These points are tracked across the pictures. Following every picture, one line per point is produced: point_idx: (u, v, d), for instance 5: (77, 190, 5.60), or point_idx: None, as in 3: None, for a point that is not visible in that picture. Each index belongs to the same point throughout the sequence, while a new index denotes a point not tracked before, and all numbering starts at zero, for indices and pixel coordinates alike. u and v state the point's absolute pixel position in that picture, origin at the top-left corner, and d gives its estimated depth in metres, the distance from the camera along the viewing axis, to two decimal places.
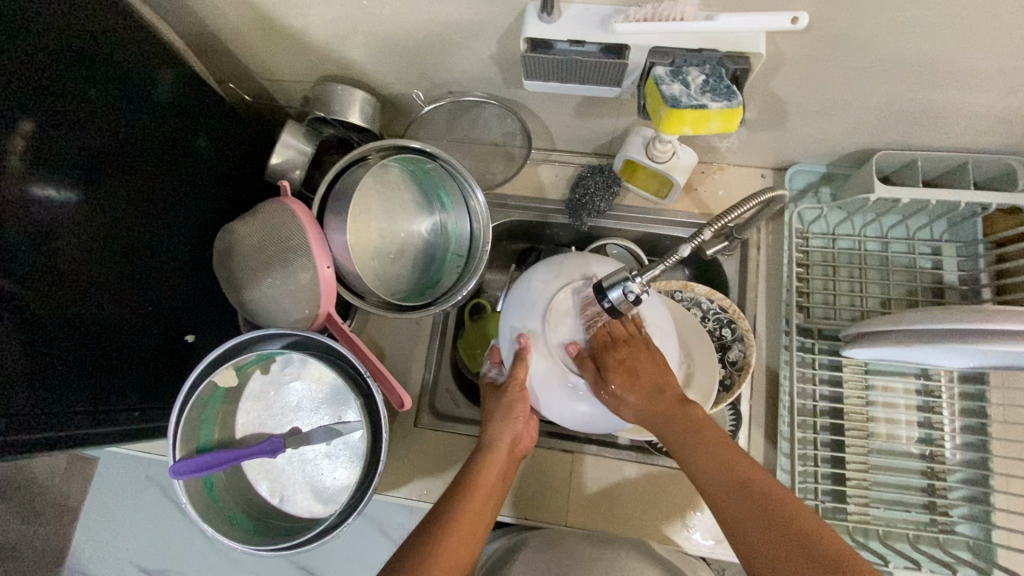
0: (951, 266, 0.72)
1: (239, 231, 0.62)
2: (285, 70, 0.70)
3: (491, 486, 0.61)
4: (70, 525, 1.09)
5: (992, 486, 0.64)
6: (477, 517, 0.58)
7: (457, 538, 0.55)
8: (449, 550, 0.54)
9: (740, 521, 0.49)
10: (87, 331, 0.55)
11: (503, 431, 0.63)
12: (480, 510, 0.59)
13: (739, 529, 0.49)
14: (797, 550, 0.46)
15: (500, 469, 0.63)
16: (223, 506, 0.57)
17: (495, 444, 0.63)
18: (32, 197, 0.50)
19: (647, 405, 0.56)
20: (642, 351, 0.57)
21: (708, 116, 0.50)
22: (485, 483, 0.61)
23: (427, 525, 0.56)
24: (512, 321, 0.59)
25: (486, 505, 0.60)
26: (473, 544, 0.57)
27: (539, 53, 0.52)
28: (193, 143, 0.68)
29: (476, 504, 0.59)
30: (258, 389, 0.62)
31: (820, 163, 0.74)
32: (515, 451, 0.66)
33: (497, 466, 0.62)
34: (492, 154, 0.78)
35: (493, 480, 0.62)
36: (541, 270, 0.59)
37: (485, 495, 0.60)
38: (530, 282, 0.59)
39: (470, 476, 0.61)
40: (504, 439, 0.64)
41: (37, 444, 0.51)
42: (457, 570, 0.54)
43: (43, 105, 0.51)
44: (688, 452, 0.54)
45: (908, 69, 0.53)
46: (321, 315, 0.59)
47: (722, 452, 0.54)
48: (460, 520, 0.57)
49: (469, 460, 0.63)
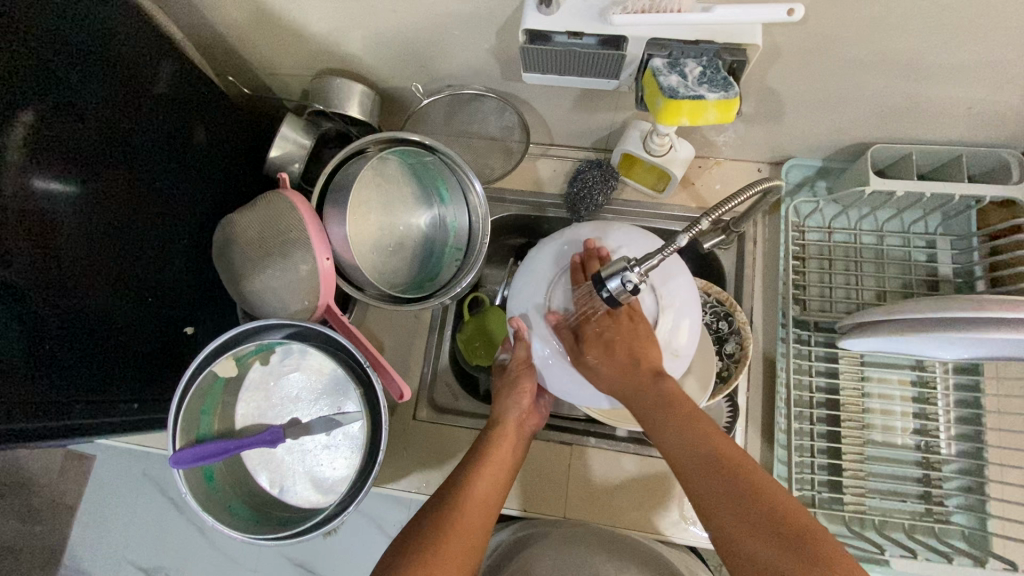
0: (945, 258, 0.72)
1: (239, 222, 0.62)
2: (285, 64, 0.71)
3: (504, 455, 0.64)
4: (65, 524, 1.08)
5: (986, 476, 0.65)
6: (490, 484, 0.61)
7: (472, 506, 0.58)
8: (463, 517, 0.56)
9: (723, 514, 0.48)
10: (87, 322, 0.55)
11: (511, 405, 0.67)
12: (495, 479, 0.62)
13: (715, 515, 0.48)
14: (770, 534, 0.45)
15: (513, 441, 0.66)
16: (222, 497, 0.57)
17: (505, 416, 0.66)
18: (32, 188, 0.50)
19: (621, 375, 0.57)
20: (624, 326, 0.59)
21: (705, 107, 0.50)
22: (498, 452, 0.63)
23: (438, 499, 0.58)
24: (518, 305, 0.62)
25: (500, 474, 0.62)
26: (489, 510, 0.59)
27: (538, 45, 0.52)
28: (192, 136, 0.68)
29: (489, 473, 0.61)
30: (257, 380, 0.62)
31: (815, 156, 0.74)
32: (524, 425, 0.68)
33: (510, 437, 0.66)
34: (490, 149, 0.78)
35: (505, 453, 0.64)
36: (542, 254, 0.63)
37: (498, 465, 0.63)
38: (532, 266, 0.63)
39: (481, 448, 0.64)
40: (514, 412, 0.67)
41: (35, 433, 0.51)
42: (472, 539, 0.56)
43: (43, 97, 0.51)
44: (665, 425, 0.54)
45: (903, 62, 0.54)
46: (320, 307, 0.60)
47: (702, 430, 0.53)
48: (475, 488, 0.59)
49: (481, 433, 0.66)
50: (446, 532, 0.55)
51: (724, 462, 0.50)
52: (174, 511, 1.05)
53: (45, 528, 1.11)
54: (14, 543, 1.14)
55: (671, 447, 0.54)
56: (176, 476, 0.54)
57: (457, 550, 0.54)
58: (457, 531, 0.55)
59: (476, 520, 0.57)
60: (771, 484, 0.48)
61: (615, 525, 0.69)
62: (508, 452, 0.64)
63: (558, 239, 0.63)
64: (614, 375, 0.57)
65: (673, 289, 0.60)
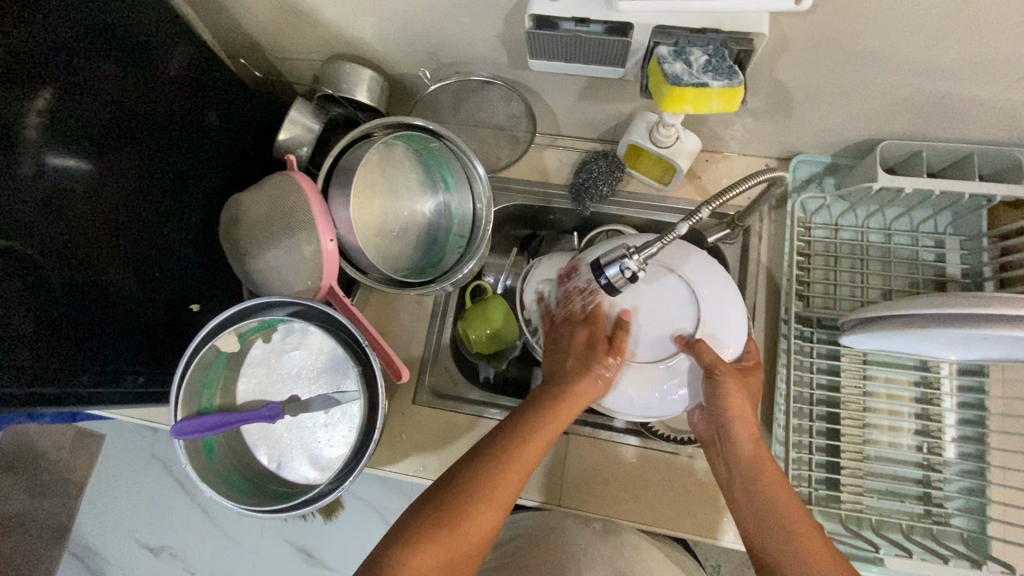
0: (953, 258, 0.72)
1: (248, 201, 0.63)
2: (296, 49, 0.72)
3: (540, 441, 0.57)
4: (75, 500, 1.13)
5: (988, 478, 0.64)
6: (525, 463, 0.56)
7: (487, 496, 0.54)
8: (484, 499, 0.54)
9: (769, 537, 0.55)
10: (97, 293, 0.57)
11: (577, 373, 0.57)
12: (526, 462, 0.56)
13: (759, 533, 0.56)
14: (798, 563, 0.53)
15: (563, 415, 0.58)
16: (221, 469, 0.58)
17: (557, 404, 0.58)
18: (47, 166, 0.52)
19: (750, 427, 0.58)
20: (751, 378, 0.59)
21: (709, 95, 0.49)
22: (535, 438, 0.57)
23: (459, 473, 0.56)
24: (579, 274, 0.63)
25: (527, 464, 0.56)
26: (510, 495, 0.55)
27: (545, 31, 0.52)
28: (204, 119, 0.69)
29: (525, 455, 0.56)
30: (259, 356, 0.63)
31: (823, 153, 0.74)
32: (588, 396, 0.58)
33: (558, 412, 0.58)
34: (497, 138, 0.78)
35: (545, 432, 0.57)
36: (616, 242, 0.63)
37: (538, 441, 0.57)
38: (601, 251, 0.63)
39: (519, 431, 0.57)
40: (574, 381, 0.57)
41: (42, 399, 0.52)
42: (482, 523, 0.53)
43: (60, 77, 0.52)
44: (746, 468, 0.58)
45: (915, 56, 0.53)
46: (323, 288, 0.60)
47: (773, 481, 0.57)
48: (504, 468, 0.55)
49: (525, 408, 0.59)
50: (453, 524, 0.52)
51: (766, 478, 0.57)
52: (180, 490, 1.09)
53: (52, 504, 1.14)
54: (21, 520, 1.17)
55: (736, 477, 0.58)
56: (176, 447, 0.55)
57: (474, 531, 0.53)
58: (467, 522, 0.53)
59: (490, 510, 0.54)
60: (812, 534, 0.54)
61: (610, 514, 0.70)
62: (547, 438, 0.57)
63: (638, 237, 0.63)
64: (734, 419, 0.57)
65: (704, 282, 0.59)
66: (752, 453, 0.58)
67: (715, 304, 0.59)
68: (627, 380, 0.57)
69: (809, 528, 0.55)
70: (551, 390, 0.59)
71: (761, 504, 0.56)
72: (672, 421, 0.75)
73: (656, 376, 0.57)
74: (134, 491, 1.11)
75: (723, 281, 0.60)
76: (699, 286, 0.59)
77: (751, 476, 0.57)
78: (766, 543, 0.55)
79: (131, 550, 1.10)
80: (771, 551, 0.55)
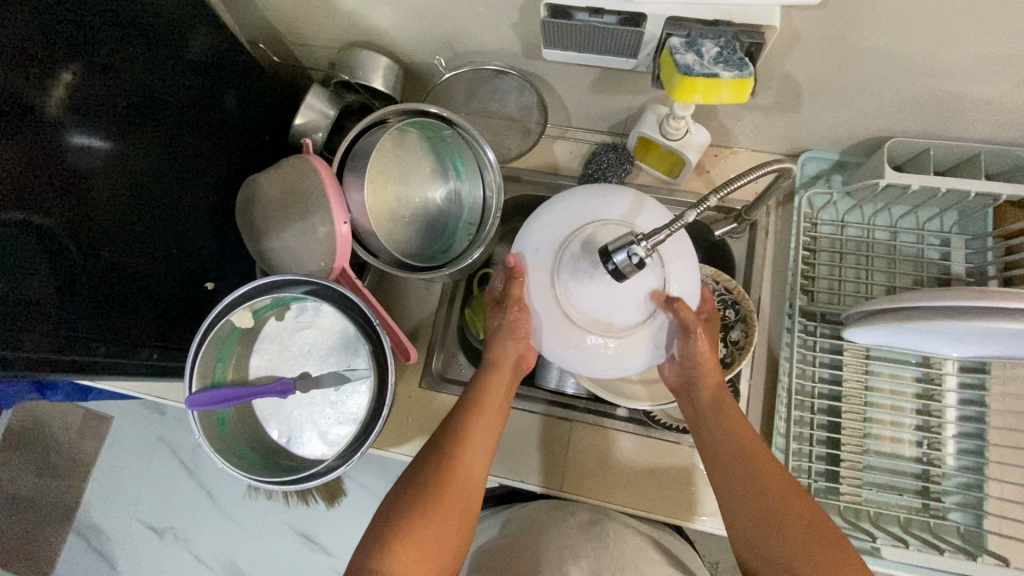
0: (958, 257, 0.72)
1: (264, 181, 0.65)
2: (314, 35, 0.73)
3: (490, 422, 0.63)
4: (81, 481, 1.15)
5: (987, 474, 0.65)
6: (486, 432, 0.62)
7: (464, 478, 0.59)
8: (461, 472, 0.58)
9: (735, 485, 0.58)
10: (115, 267, 0.58)
11: (509, 351, 0.65)
12: (486, 431, 0.62)
13: (725, 482, 0.59)
14: (768, 512, 0.55)
15: (508, 380, 0.66)
16: (233, 441, 0.59)
17: (495, 383, 0.65)
18: (69, 144, 0.53)
19: (712, 383, 0.62)
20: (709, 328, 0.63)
21: (719, 86, 0.50)
22: (485, 420, 0.62)
23: (431, 453, 0.60)
24: (527, 243, 0.57)
25: (488, 446, 0.62)
26: (483, 458, 0.61)
27: (559, 21, 0.53)
28: (222, 101, 0.70)
29: (482, 427, 0.62)
30: (272, 334, 0.64)
31: (832, 150, 0.75)
32: (522, 365, 0.67)
33: (504, 384, 0.65)
34: (508, 128, 0.79)
35: (501, 397, 0.65)
36: (565, 205, 0.56)
37: (489, 413, 0.63)
38: (549, 213, 0.56)
39: (473, 415, 0.62)
40: (506, 355, 0.65)
41: (63, 365, 0.54)
42: (464, 495, 0.58)
43: (87, 57, 0.53)
44: (710, 420, 0.62)
45: (923, 55, 0.54)
46: (335, 269, 0.62)
47: (739, 430, 0.60)
48: (472, 438, 0.61)
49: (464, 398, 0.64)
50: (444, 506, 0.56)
51: (728, 422, 0.61)
52: (185, 473, 1.12)
53: (59, 485, 1.16)
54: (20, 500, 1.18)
55: (703, 428, 0.62)
56: (191, 417, 0.56)
57: (459, 501, 0.57)
58: (450, 504, 0.56)
59: (469, 491, 0.58)
60: (781, 484, 0.56)
61: (610, 501, 0.71)
62: (495, 421, 0.64)
63: (588, 195, 0.56)
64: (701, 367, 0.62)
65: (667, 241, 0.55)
66: (717, 400, 0.62)
67: (677, 261, 0.55)
68: (599, 351, 0.53)
69: (777, 470, 0.57)
70: (495, 375, 0.65)
71: (728, 451, 0.59)
72: (675, 410, 0.74)
73: (638, 341, 0.54)
74: (136, 474, 1.14)
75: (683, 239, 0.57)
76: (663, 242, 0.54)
77: (716, 424, 0.61)
78: (733, 492, 0.58)
79: (134, 531, 1.13)
80: (739, 501, 0.57)
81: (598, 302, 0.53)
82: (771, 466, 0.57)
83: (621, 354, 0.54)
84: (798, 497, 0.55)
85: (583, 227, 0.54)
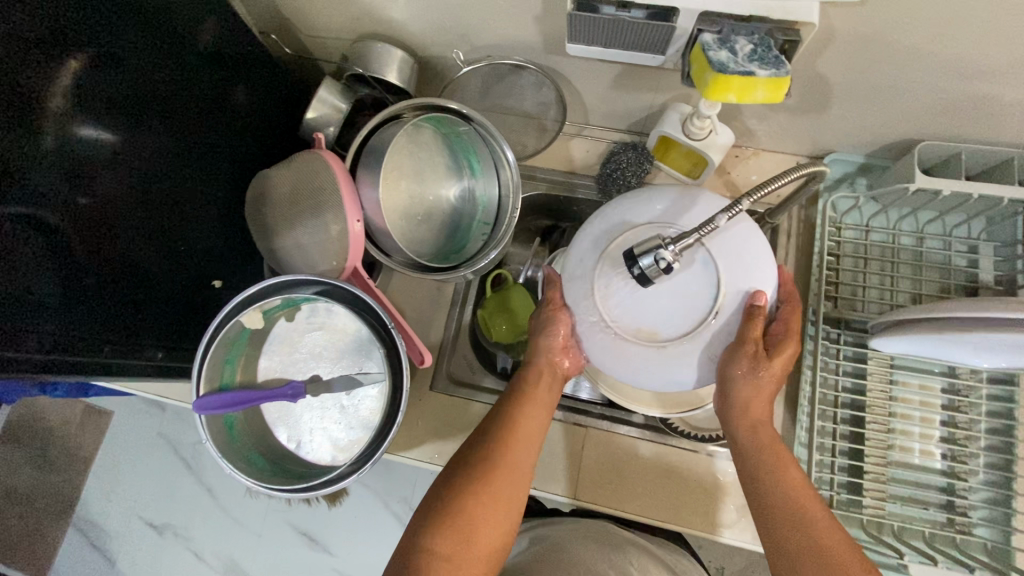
0: (986, 265, 0.70)
1: (275, 177, 0.63)
2: (326, 26, 0.70)
3: (529, 431, 0.59)
4: (78, 476, 1.13)
5: (1015, 489, 0.63)
6: (524, 441, 0.59)
7: (503, 484, 0.56)
8: (494, 485, 0.55)
9: (777, 521, 0.54)
10: (120, 263, 0.56)
11: (546, 351, 0.60)
12: (524, 441, 0.59)
13: (767, 516, 0.54)
14: (810, 554, 0.51)
15: (547, 385, 0.62)
16: (241, 446, 0.58)
17: (535, 389, 0.61)
18: (75, 136, 0.50)
19: (764, 400, 0.57)
20: (784, 350, 0.55)
21: (754, 85, 0.48)
22: (522, 433, 0.59)
23: (465, 459, 0.57)
24: (577, 250, 0.56)
25: (527, 455, 0.58)
26: (521, 469, 0.57)
27: (585, 14, 0.51)
28: (231, 92, 0.68)
29: (519, 439, 0.58)
30: (281, 335, 0.62)
31: (857, 152, 0.73)
32: (562, 369, 0.62)
33: (543, 386, 0.62)
34: (525, 126, 0.78)
35: (544, 403, 0.61)
36: (621, 209, 0.55)
37: (528, 420, 0.60)
38: (604, 219, 0.55)
39: (510, 424, 0.59)
40: (545, 358, 0.61)
41: (66, 367, 0.51)
42: (497, 508, 0.55)
43: (93, 45, 0.51)
44: (751, 448, 0.57)
45: (962, 56, 0.52)
46: (347, 269, 0.60)
47: (783, 462, 0.56)
48: (507, 449, 0.57)
49: (505, 404, 0.61)
50: (478, 510, 0.54)
51: (772, 453, 0.56)
52: (185, 469, 1.10)
53: (57, 479, 1.14)
54: (14, 494, 1.16)
55: (746, 456, 0.57)
56: (198, 421, 0.55)
57: (490, 513, 0.54)
58: (480, 515, 0.54)
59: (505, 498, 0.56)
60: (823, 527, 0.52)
61: (626, 511, 0.69)
62: (536, 429, 0.60)
63: (648, 201, 0.54)
64: (752, 393, 0.56)
65: (736, 255, 0.52)
66: (761, 422, 0.57)
67: (745, 274, 0.52)
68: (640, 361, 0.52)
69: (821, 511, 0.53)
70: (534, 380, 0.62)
71: (769, 481, 0.55)
72: (692, 417, 0.73)
73: (684, 355, 0.51)
74: (133, 471, 1.12)
75: (761, 254, 0.52)
76: (722, 255, 0.51)
77: (761, 452, 0.57)
78: (770, 526, 0.54)
79: (132, 527, 1.11)
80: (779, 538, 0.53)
81: (642, 309, 0.52)
82: (813, 507, 0.53)
83: (664, 368, 0.52)
84: (843, 542, 0.51)
85: (632, 234, 0.53)
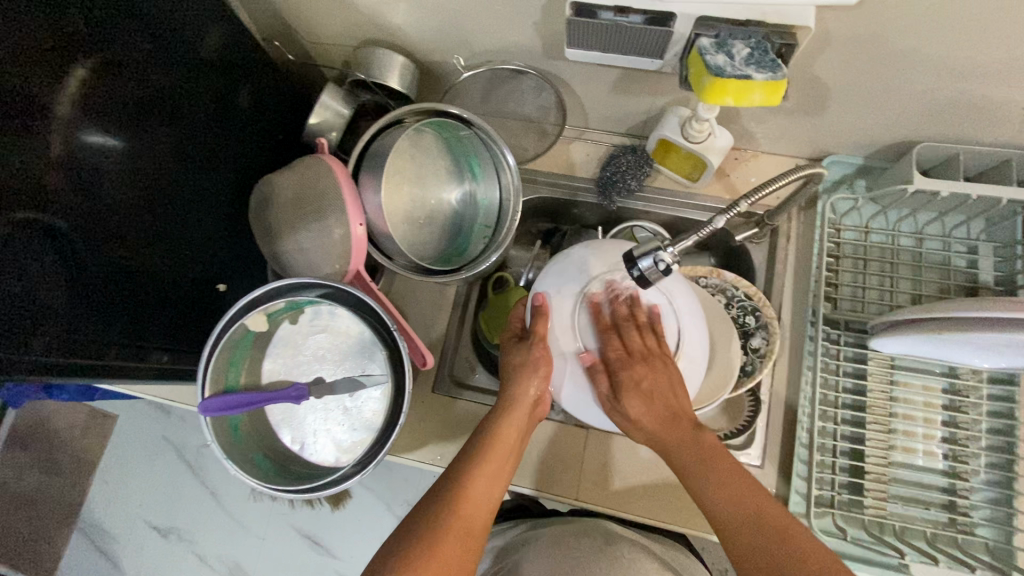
0: (986, 266, 0.70)
1: (278, 181, 0.64)
2: (329, 33, 0.71)
3: (496, 468, 0.58)
4: (84, 479, 1.14)
5: (1017, 489, 0.63)
6: (490, 477, 0.57)
7: (471, 517, 0.54)
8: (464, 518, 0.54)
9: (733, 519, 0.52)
10: (125, 266, 0.57)
11: (521, 392, 0.59)
12: (492, 480, 0.57)
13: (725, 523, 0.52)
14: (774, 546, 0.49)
15: (520, 421, 0.61)
16: (244, 448, 0.58)
17: (505, 425, 0.60)
18: (81, 142, 0.51)
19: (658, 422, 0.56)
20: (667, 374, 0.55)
21: (751, 88, 0.48)
22: (490, 470, 0.57)
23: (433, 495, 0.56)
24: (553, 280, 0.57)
25: (495, 490, 0.57)
26: (488, 507, 0.56)
27: (583, 19, 0.52)
28: (235, 97, 0.69)
29: (486, 475, 0.57)
30: (284, 338, 0.63)
31: (856, 154, 0.73)
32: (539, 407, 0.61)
33: (515, 423, 0.60)
34: (525, 130, 0.79)
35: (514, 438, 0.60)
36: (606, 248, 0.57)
37: (496, 457, 0.58)
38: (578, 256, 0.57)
39: (479, 460, 0.57)
40: (520, 397, 0.60)
41: (73, 369, 0.52)
42: (465, 541, 0.53)
43: (99, 53, 0.52)
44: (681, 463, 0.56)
45: (958, 58, 0.52)
46: (349, 272, 0.61)
47: (721, 464, 0.54)
48: (475, 487, 0.56)
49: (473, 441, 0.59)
50: (448, 539, 0.52)
51: (714, 458, 0.55)
52: (190, 472, 1.11)
53: (62, 482, 1.15)
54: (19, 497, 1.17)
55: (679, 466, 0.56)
56: (202, 423, 0.55)
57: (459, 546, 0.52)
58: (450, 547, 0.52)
59: (474, 532, 0.54)
60: (777, 514, 0.51)
61: (627, 512, 0.69)
62: (503, 467, 0.59)
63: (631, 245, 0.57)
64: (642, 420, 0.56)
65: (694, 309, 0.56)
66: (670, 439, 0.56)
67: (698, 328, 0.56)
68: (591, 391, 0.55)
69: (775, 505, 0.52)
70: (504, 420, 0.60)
71: (712, 482, 0.54)
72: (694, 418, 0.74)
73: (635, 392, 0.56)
74: (139, 474, 1.13)
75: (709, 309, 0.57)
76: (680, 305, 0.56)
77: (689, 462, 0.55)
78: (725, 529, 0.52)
79: (136, 530, 1.12)
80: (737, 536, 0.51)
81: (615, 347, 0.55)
82: (761, 499, 0.52)
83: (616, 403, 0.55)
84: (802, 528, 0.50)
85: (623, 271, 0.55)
